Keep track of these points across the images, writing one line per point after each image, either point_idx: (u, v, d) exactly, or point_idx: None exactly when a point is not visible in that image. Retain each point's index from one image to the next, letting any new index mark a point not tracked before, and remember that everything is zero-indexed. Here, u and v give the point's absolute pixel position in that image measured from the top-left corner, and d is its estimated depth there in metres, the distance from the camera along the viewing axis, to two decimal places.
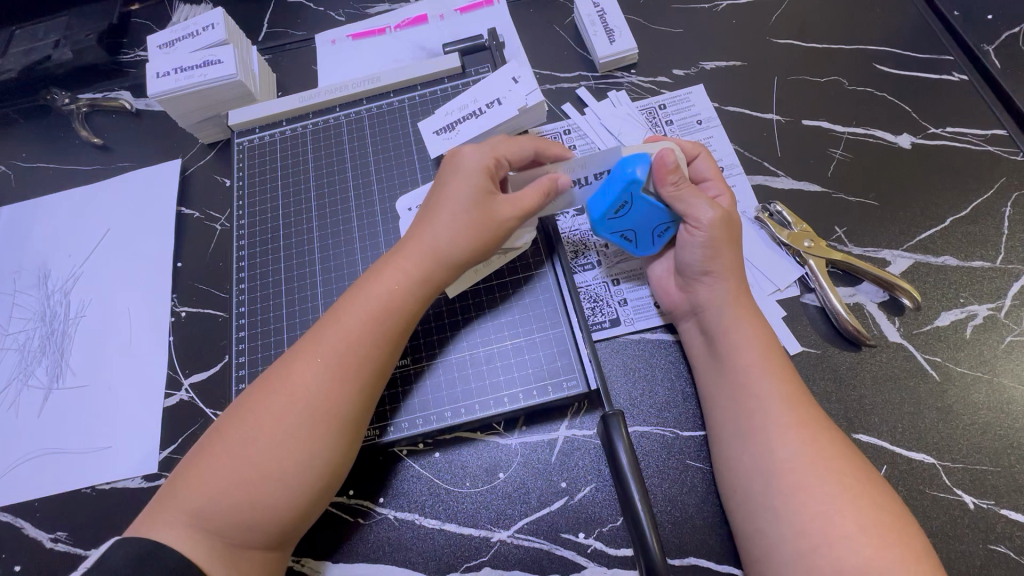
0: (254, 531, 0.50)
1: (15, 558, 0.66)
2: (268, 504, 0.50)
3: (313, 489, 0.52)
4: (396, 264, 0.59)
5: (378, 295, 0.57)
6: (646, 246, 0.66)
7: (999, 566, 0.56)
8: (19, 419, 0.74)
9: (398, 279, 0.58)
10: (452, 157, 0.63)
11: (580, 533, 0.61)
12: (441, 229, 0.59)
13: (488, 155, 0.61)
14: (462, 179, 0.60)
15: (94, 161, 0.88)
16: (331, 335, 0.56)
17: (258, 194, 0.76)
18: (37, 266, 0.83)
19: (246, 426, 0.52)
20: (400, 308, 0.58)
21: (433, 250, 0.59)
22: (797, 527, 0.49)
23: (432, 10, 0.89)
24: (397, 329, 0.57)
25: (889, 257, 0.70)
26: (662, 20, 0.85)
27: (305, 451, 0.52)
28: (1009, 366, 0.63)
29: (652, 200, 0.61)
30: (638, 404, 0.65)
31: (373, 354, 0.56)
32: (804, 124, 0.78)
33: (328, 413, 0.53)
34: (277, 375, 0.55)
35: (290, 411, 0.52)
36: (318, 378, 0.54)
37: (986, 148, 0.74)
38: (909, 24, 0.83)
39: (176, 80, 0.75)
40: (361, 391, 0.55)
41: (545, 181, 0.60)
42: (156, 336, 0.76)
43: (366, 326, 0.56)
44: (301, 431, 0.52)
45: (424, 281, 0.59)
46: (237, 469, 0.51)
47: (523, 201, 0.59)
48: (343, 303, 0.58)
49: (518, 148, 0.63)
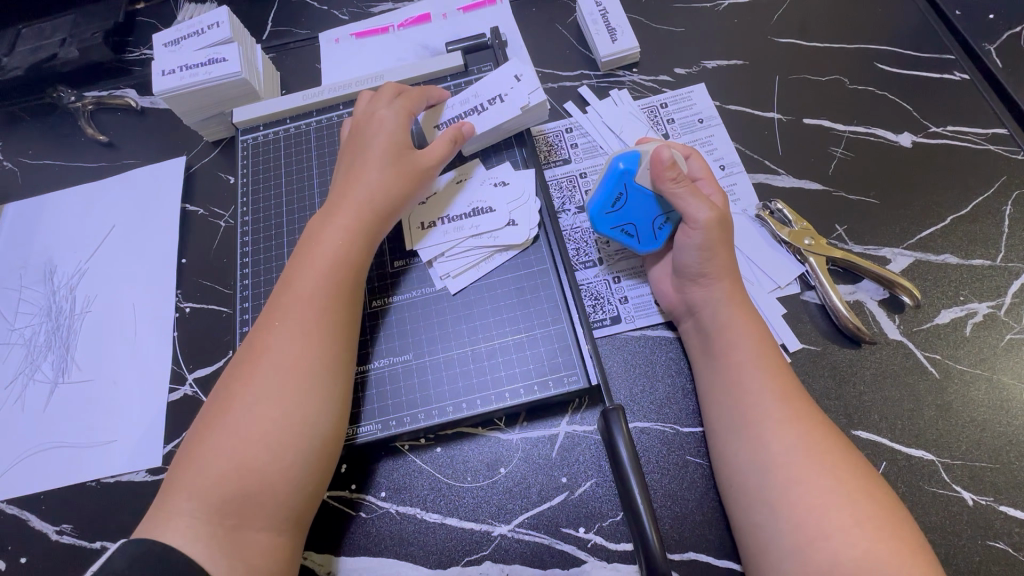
0: (252, 504, 0.51)
1: (21, 550, 0.67)
2: (257, 472, 0.51)
3: (299, 449, 0.53)
4: (335, 220, 0.62)
5: (328, 253, 0.60)
6: (649, 243, 0.66)
7: (998, 562, 0.57)
8: (25, 413, 0.75)
9: (341, 236, 0.61)
10: (367, 115, 0.68)
11: (580, 528, 0.61)
12: (370, 184, 0.63)
13: (402, 112, 0.67)
14: (385, 133, 0.66)
15: (99, 158, 0.89)
16: (289, 300, 0.58)
17: (262, 190, 0.77)
18: (43, 261, 0.84)
19: (226, 400, 0.54)
20: (348, 262, 0.61)
21: (370, 203, 0.63)
22: (794, 519, 0.49)
23: (435, 9, 0.90)
24: (351, 282, 0.61)
25: (889, 254, 0.70)
26: (663, 19, 0.86)
27: (281, 409, 0.53)
28: (1008, 363, 0.64)
29: (646, 190, 0.64)
30: (639, 400, 0.65)
31: (331, 310, 0.58)
32: (806, 123, 0.78)
33: (298, 368, 0.55)
34: (247, 349, 0.57)
35: (261, 375, 0.54)
36: (282, 340, 0.56)
37: (987, 147, 0.74)
38: (910, 23, 0.83)
39: (181, 78, 0.76)
40: (328, 346, 0.57)
41: (453, 130, 0.67)
42: (161, 331, 0.77)
43: (324, 286, 0.59)
44: (274, 392, 0.54)
45: (366, 236, 0.62)
46: (223, 443, 0.52)
47: (437, 151, 0.66)
48: (294, 270, 0.60)
49: (414, 102, 0.69)
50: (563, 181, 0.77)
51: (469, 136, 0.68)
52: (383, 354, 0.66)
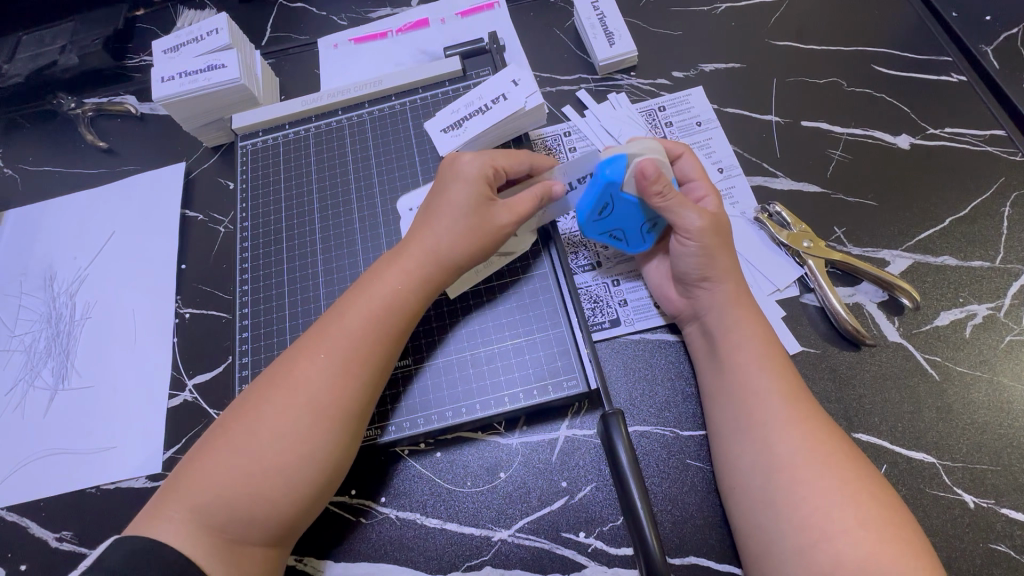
0: (257, 526, 0.51)
1: (20, 557, 0.67)
2: (270, 501, 0.51)
3: (317, 486, 0.53)
4: (398, 263, 0.60)
5: (382, 294, 0.59)
6: (636, 244, 0.67)
7: (1000, 565, 0.57)
8: (24, 420, 0.75)
9: (398, 276, 0.60)
10: (450, 161, 0.64)
11: (581, 533, 0.61)
12: (440, 234, 0.61)
13: (487, 164, 0.62)
14: (465, 183, 0.61)
15: (99, 164, 0.89)
16: (336, 332, 0.57)
17: (261, 195, 0.77)
18: (43, 268, 0.84)
19: (252, 419, 0.53)
20: (400, 307, 0.59)
21: (433, 251, 0.60)
22: (795, 524, 0.49)
23: (434, 14, 0.90)
24: (400, 328, 0.59)
25: (888, 256, 0.70)
26: (661, 22, 0.86)
27: (309, 446, 0.52)
28: (1009, 365, 0.64)
29: (630, 198, 0.62)
30: (638, 404, 0.65)
31: (377, 354, 0.57)
32: (803, 126, 0.78)
33: (334, 410, 0.54)
34: (282, 371, 0.56)
35: (296, 407, 0.53)
36: (323, 375, 0.55)
37: (984, 149, 0.74)
38: (907, 25, 0.83)
39: (181, 84, 0.76)
40: (365, 390, 0.56)
41: (542, 187, 0.63)
42: (160, 338, 0.77)
43: (370, 326, 0.57)
44: (305, 429, 0.53)
45: (426, 284, 0.60)
46: (241, 466, 0.51)
47: (518, 208, 0.62)
48: (346, 302, 0.59)
49: (517, 159, 0.65)
50: None
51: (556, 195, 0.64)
52: None
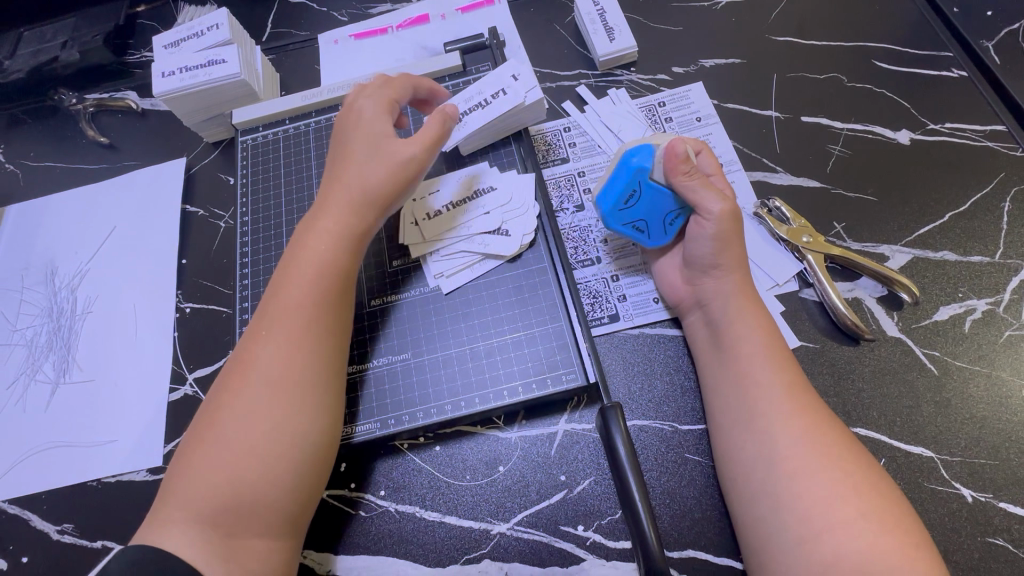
0: (248, 514, 0.51)
1: (22, 550, 0.67)
2: (253, 485, 0.51)
3: (291, 458, 0.53)
4: (323, 226, 0.61)
5: (314, 259, 0.60)
6: (656, 237, 0.66)
7: (998, 559, 0.57)
8: (25, 414, 0.75)
9: (330, 241, 0.60)
10: (350, 110, 0.66)
11: (579, 526, 0.61)
12: (351, 178, 0.62)
13: (383, 101, 0.65)
14: (365, 124, 0.64)
15: (100, 160, 0.89)
16: (276, 310, 0.58)
17: (261, 191, 0.77)
18: (44, 262, 0.84)
19: (215, 412, 0.54)
20: (335, 269, 0.60)
21: (353, 204, 0.61)
22: (796, 515, 0.49)
23: (434, 10, 0.90)
24: (339, 286, 0.60)
25: (888, 251, 0.70)
26: (662, 18, 0.86)
27: (269, 421, 0.53)
28: (1008, 360, 0.64)
29: (659, 185, 0.63)
30: (637, 398, 0.65)
31: (318, 316, 0.57)
32: (804, 121, 0.78)
33: (285, 378, 0.54)
34: (237, 360, 0.57)
35: (251, 387, 0.54)
36: (269, 349, 0.56)
37: (985, 144, 0.74)
38: (908, 21, 0.83)
39: (182, 80, 0.76)
40: (313, 355, 0.56)
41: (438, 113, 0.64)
42: (161, 332, 0.77)
43: (309, 295, 0.58)
44: (264, 403, 0.53)
45: (354, 236, 0.61)
46: (216, 455, 0.52)
47: (420, 136, 0.63)
48: (281, 279, 0.60)
49: (398, 87, 0.67)
50: (561, 180, 0.77)
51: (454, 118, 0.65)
52: (383, 353, 0.66)
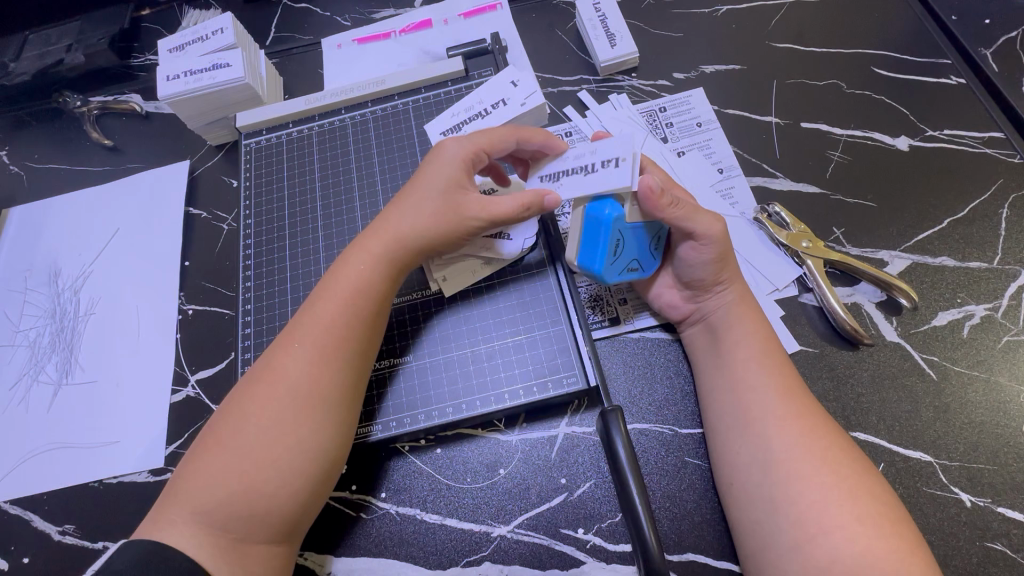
0: (259, 524, 0.51)
1: (23, 550, 0.67)
2: (268, 497, 0.51)
3: (308, 476, 0.53)
4: (361, 248, 0.62)
5: (350, 279, 0.60)
6: (651, 265, 0.64)
7: (996, 564, 0.57)
8: (27, 414, 0.75)
9: (368, 264, 0.61)
10: (438, 144, 0.65)
11: (579, 529, 0.61)
12: (404, 218, 0.61)
13: (469, 148, 0.62)
14: (438, 168, 0.62)
15: (104, 162, 0.89)
16: (308, 324, 0.58)
17: (264, 194, 0.77)
18: (48, 264, 0.84)
19: (237, 418, 0.54)
20: (370, 291, 0.60)
21: (397, 237, 0.61)
22: (793, 517, 0.50)
23: (436, 15, 0.91)
24: (370, 310, 0.60)
25: (886, 257, 0.70)
26: (662, 25, 0.87)
27: (295, 436, 0.53)
28: (1006, 366, 0.64)
29: (636, 223, 0.60)
30: (637, 402, 0.66)
31: (350, 337, 0.58)
32: (803, 127, 0.78)
33: (312, 395, 0.55)
34: (261, 369, 0.57)
35: (276, 399, 0.54)
36: (299, 363, 0.56)
37: (983, 150, 0.75)
38: (907, 29, 0.83)
39: (186, 83, 0.77)
40: (342, 374, 0.57)
41: (534, 194, 0.60)
42: (163, 334, 0.77)
43: (343, 315, 0.58)
44: (289, 419, 0.53)
45: (390, 264, 0.61)
46: (234, 464, 0.52)
47: (491, 207, 0.60)
48: (317, 292, 0.60)
49: (499, 137, 0.63)
50: None
51: (547, 207, 0.60)
52: (386, 355, 0.66)
